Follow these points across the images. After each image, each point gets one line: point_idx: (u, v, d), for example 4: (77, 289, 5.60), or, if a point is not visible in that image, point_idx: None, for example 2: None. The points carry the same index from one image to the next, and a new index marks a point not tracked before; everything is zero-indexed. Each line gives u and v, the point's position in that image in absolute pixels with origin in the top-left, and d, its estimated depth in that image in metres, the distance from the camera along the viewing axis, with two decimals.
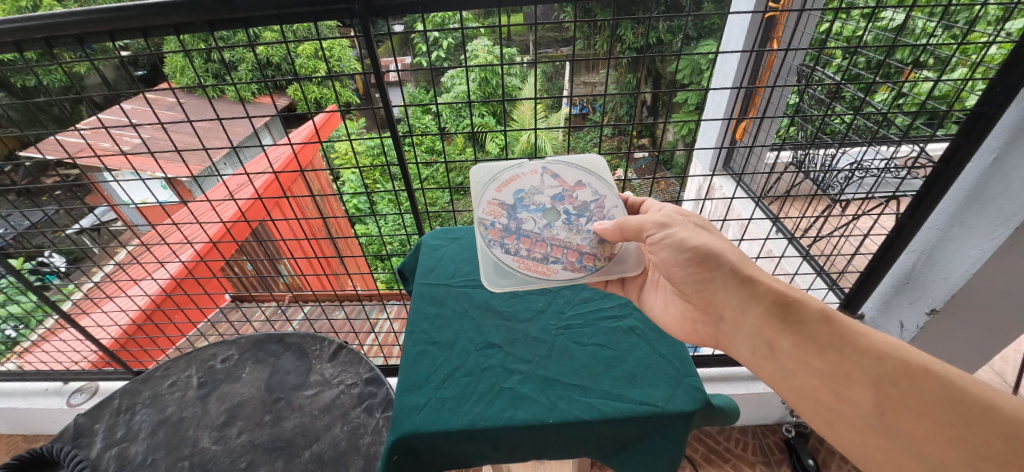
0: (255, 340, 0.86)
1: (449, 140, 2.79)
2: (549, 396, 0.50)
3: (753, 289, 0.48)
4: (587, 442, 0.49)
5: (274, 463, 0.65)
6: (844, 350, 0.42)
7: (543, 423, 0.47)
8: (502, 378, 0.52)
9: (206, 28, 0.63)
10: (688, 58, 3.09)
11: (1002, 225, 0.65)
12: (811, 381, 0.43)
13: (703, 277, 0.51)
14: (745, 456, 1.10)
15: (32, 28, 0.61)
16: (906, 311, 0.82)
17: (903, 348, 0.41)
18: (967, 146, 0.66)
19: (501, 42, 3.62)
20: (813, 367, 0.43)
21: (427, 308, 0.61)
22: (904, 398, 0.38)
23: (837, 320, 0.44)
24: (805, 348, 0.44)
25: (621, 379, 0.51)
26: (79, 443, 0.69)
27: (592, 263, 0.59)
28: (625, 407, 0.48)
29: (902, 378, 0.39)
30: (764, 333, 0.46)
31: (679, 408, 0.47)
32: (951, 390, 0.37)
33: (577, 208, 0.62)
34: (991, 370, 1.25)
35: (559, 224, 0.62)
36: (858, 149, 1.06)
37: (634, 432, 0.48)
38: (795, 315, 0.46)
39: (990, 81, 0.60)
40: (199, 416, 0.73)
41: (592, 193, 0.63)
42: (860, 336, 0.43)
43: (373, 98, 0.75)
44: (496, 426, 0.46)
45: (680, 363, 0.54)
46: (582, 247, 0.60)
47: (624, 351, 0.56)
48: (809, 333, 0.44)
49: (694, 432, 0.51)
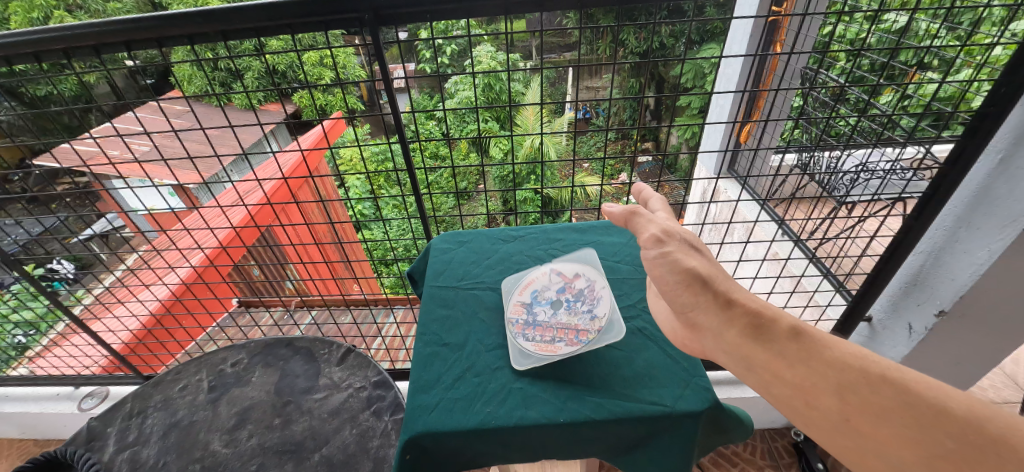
0: (265, 344, 0.87)
1: (452, 145, 2.81)
2: (560, 395, 0.48)
3: (726, 306, 0.39)
4: (597, 442, 0.47)
5: (284, 466, 0.65)
6: (812, 363, 0.34)
7: (553, 423, 0.45)
8: (512, 378, 0.50)
9: (219, 37, 0.65)
10: (691, 62, 3.10)
11: (1008, 227, 0.64)
12: (780, 395, 0.34)
13: (675, 289, 0.42)
14: (754, 460, 1.09)
15: (52, 39, 0.63)
16: (915, 314, 0.82)
17: (866, 356, 0.33)
18: (972, 147, 0.66)
19: (504, 46, 3.65)
20: (781, 379, 0.34)
21: (436, 310, 0.59)
22: (867, 403, 0.31)
23: (810, 335, 0.36)
24: (774, 360, 0.35)
25: (632, 378, 0.49)
26: (92, 446, 0.70)
27: (586, 336, 0.53)
28: (635, 407, 0.45)
29: (862, 384, 0.31)
30: (736, 351, 0.37)
31: (689, 408, 0.45)
32: (921, 404, 0.29)
33: (573, 294, 0.60)
34: (1002, 372, 1.23)
35: (556, 307, 0.58)
36: (863, 150, 1.06)
37: (642, 431, 0.46)
38: (765, 330, 0.37)
39: (995, 82, 0.60)
40: (210, 419, 0.74)
41: (587, 280, 0.61)
42: (830, 349, 0.34)
43: (379, 103, 0.76)
44: (506, 425, 0.45)
45: (687, 363, 0.50)
46: (577, 326, 0.55)
47: (633, 351, 0.52)
48: (777, 347, 0.35)
49: (702, 433, 0.49)
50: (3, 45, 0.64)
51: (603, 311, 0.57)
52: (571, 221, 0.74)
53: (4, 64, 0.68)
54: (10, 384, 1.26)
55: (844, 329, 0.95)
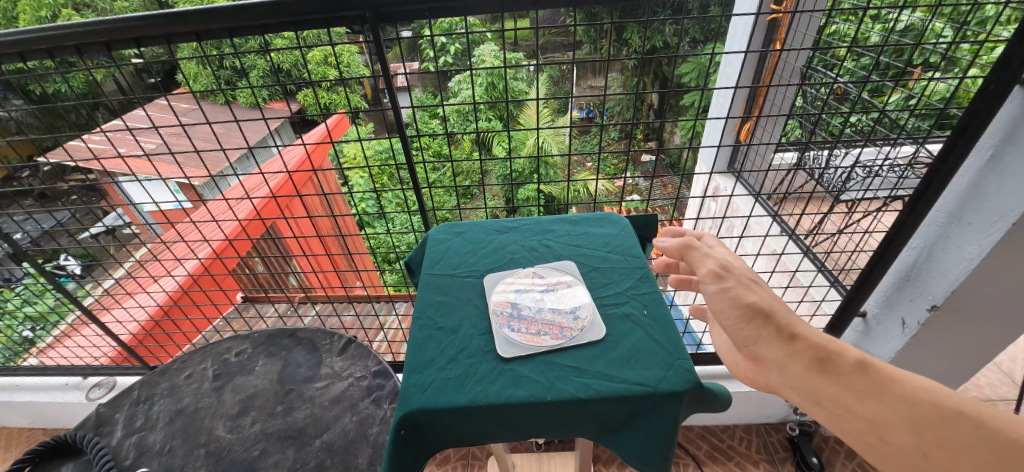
0: (268, 334, 0.89)
1: (455, 143, 2.83)
2: (548, 375, 0.49)
3: (789, 340, 0.41)
4: (583, 420, 0.49)
5: (286, 451, 0.67)
6: (883, 398, 0.35)
7: (540, 401, 0.46)
8: (502, 359, 0.51)
9: (225, 34, 0.66)
10: (694, 61, 3.10)
11: (998, 222, 0.65)
12: (852, 430, 0.36)
13: (738, 324, 0.44)
14: (749, 454, 1.11)
15: (63, 35, 0.65)
16: (907, 309, 0.83)
17: (939, 392, 0.34)
18: (963, 143, 0.67)
19: (509, 45, 3.66)
20: (852, 413, 0.36)
21: (431, 296, 0.61)
22: (941, 438, 0.32)
23: (876, 370, 0.37)
24: (843, 395, 0.37)
25: (618, 360, 0.50)
26: (101, 431, 0.72)
27: (571, 332, 0.54)
28: (620, 386, 0.46)
29: (938, 420, 0.33)
30: (802, 384, 0.39)
31: (672, 388, 0.46)
32: (999, 440, 0.31)
33: (560, 294, 0.60)
34: (999, 370, 1.25)
35: (538, 303, 0.58)
36: (862, 149, 1.06)
37: (627, 411, 0.47)
38: (832, 364, 0.39)
39: (985, 79, 0.61)
40: (215, 406, 0.76)
41: (573, 282, 0.62)
42: (899, 383, 0.36)
43: (382, 101, 0.78)
44: (495, 403, 0.46)
45: (673, 346, 0.51)
46: (563, 322, 0.55)
47: (621, 335, 0.53)
48: (846, 381, 0.37)
49: (687, 415, 0.50)
50: (18, 42, 0.66)
51: (585, 309, 0.57)
52: (565, 213, 0.75)
53: (18, 60, 0.70)
54: (20, 375, 1.29)
55: (839, 323, 0.96)
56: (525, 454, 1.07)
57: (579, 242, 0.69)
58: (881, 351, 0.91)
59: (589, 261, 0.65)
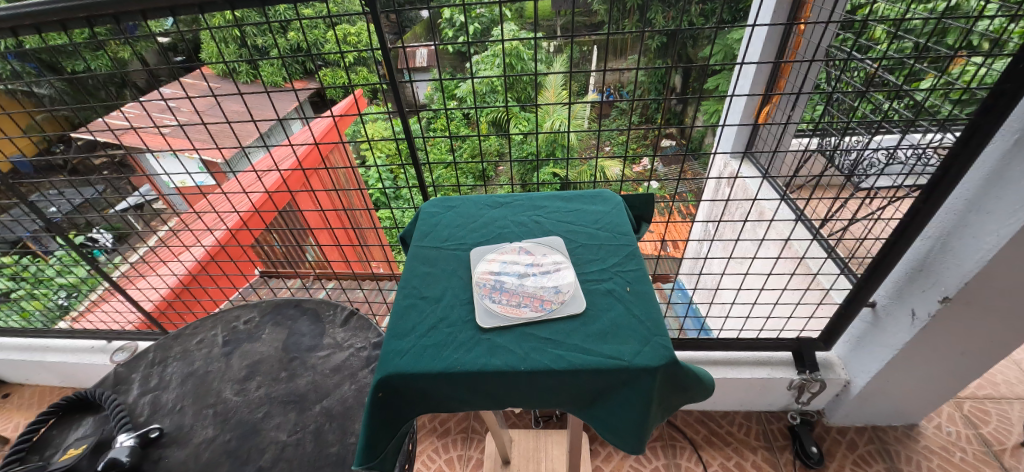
0: (275, 304, 0.93)
1: (471, 122, 2.81)
2: (523, 347, 0.49)
3: None
4: (558, 392, 0.49)
5: (288, 414, 0.70)
6: None
7: (514, 370, 0.47)
8: (481, 329, 0.51)
9: (228, 6, 0.67)
10: (722, 41, 2.99)
11: (1019, 211, 0.62)
12: None
13: None
14: (747, 441, 1.12)
15: (76, 7, 0.66)
16: (918, 299, 0.80)
17: None
18: (987, 126, 0.64)
19: (529, 25, 3.61)
20: None
21: (418, 267, 0.61)
22: None
23: None
24: None
25: (594, 335, 0.50)
26: (118, 389, 0.76)
27: (550, 305, 0.54)
28: (593, 360, 0.47)
29: None
30: None
31: (645, 364, 0.46)
32: None
33: (543, 270, 0.59)
34: (1017, 368, 1.20)
35: (522, 278, 0.58)
36: (886, 136, 1.02)
37: (601, 384, 0.48)
38: None
39: (1013, 57, 0.58)
40: (223, 370, 0.79)
41: (557, 260, 0.61)
42: None
43: (387, 76, 0.78)
44: (471, 370, 0.47)
45: (652, 322, 0.50)
46: (543, 295, 0.55)
47: (600, 311, 0.53)
48: None
49: (663, 394, 0.50)
50: (33, 12, 0.67)
51: (567, 283, 0.57)
52: (558, 190, 0.74)
53: (34, 32, 0.72)
54: (51, 338, 1.38)
55: (845, 312, 0.94)
56: (522, 430, 1.09)
57: (570, 218, 0.69)
58: (887, 343, 0.89)
59: (577, 238, 0.65)
